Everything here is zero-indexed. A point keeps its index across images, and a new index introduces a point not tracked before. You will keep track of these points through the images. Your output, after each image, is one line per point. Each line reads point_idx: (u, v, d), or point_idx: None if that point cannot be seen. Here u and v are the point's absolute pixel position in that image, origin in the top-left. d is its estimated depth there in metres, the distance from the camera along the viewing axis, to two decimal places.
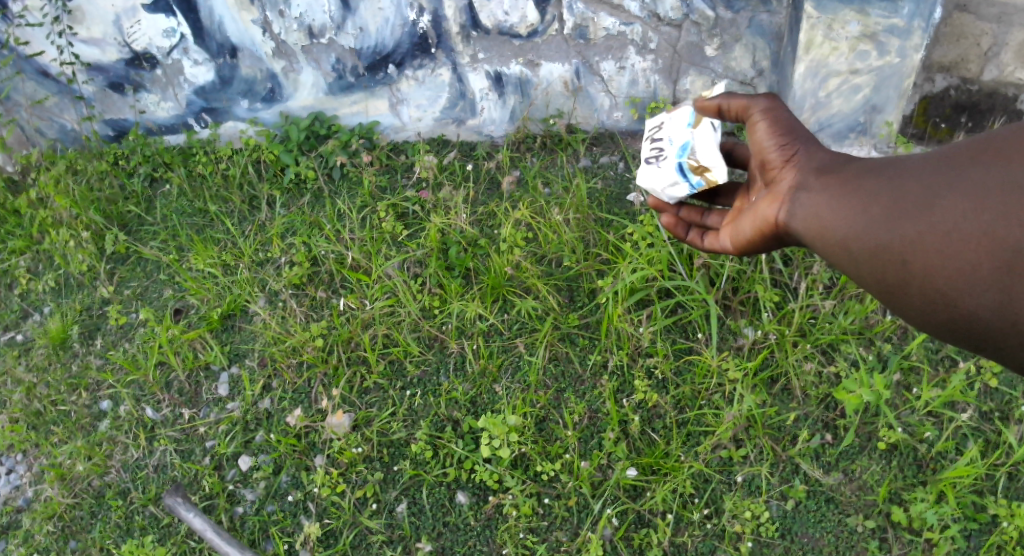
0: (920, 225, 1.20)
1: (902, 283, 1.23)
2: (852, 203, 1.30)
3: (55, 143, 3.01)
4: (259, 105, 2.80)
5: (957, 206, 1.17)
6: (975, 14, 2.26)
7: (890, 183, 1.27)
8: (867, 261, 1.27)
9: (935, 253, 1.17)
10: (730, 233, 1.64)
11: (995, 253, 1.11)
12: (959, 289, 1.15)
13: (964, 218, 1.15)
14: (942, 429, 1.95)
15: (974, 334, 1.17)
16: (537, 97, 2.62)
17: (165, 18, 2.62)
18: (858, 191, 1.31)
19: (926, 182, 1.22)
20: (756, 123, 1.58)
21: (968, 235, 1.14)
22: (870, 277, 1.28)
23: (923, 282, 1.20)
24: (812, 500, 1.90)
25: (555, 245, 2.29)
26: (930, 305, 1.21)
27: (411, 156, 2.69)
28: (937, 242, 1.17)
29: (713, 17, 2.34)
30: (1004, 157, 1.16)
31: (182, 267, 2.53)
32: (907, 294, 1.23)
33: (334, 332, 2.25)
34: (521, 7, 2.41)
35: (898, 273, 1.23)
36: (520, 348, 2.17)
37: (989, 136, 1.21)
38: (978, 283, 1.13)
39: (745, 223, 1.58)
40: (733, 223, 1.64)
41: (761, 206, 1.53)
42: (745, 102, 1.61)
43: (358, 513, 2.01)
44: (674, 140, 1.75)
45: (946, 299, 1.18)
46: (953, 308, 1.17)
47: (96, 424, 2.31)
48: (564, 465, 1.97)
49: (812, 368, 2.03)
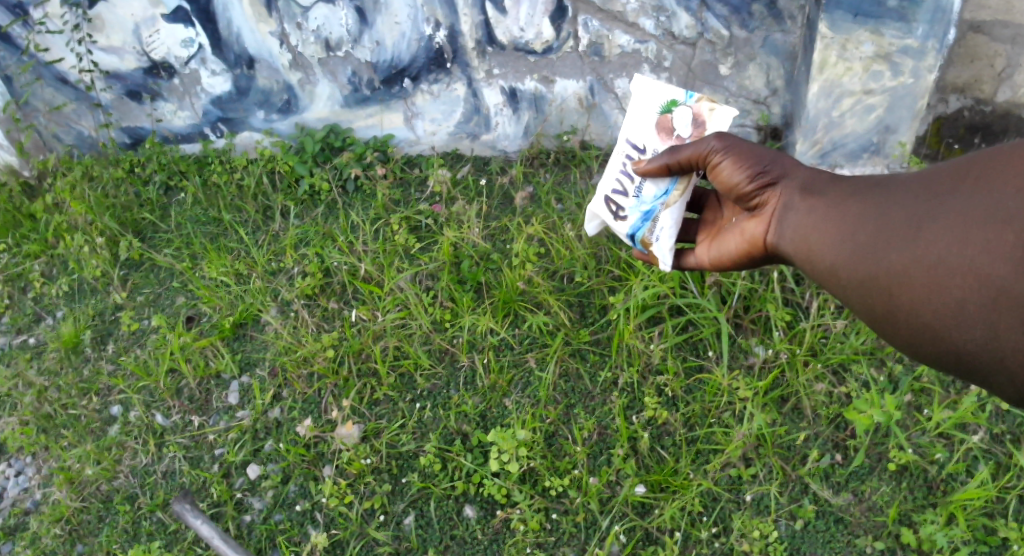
0: (904, 255, 1.09)
1: (890, 315, 1.13)
2: (836, 228, 1.24)
3: (71, 149, 3.03)
4: (275, 117, 2.83)
5: (940, 234, 1.04)
6: (989, 35, 2.29)
7: (878, 206, 1.17)
8: (856, 289, 1.18)
9: (917, 286, 1.06)
10: (714, 250, 1.66)
11: (979, 287, 0.97)
12: (945, 325, 1.02)
13: (947, 250, 1.02)
14: (952, 451, 1.94)
15: (967, 372, 1.04)
16: (551, 113, 2.63)
17: (183, 28, 2.66)
18: (844, 215, 1.24)
19: (912, 209, 1.10)
20: (718, 164, 1.53)
21: (949, 267, 1.01)
22: (860, 305, 1.19)
23: (910, 315, 1.08)
24: (822, 520, 1.89)
25: (568, 260, 2.30)
26: (920, 339, 1.09)
27: (426, 169, 2.70)
28: (920, 275, 1.05)
29: (727, 36, 2.35)
30: (988, 181, 1.02)
31: (196, 274, 2.55)
32: (897, 326, 1.12)
33: (345, 343, 2.26)
34: (537, 23, 2.45)
35: (884, 303, 1.13)
36: (531, 363, 2.18)
37: (984, 155, 1.06)
38: (963, 320, 1.00)
39: (732, 241, 1.58)
40: (715, 240, 1.67)
41: (747, 225, 1.52)
42: (697, 147, 1.57)
43: (366, 524, 2.01)
44: (644, 199, 1.73)
45: (933, 335, 1.06)
46: (940, 344, 1.05)
47: (107, 429, 2.32)
48: (573, 481, 1.97)
49: (823, 388, 2.03)
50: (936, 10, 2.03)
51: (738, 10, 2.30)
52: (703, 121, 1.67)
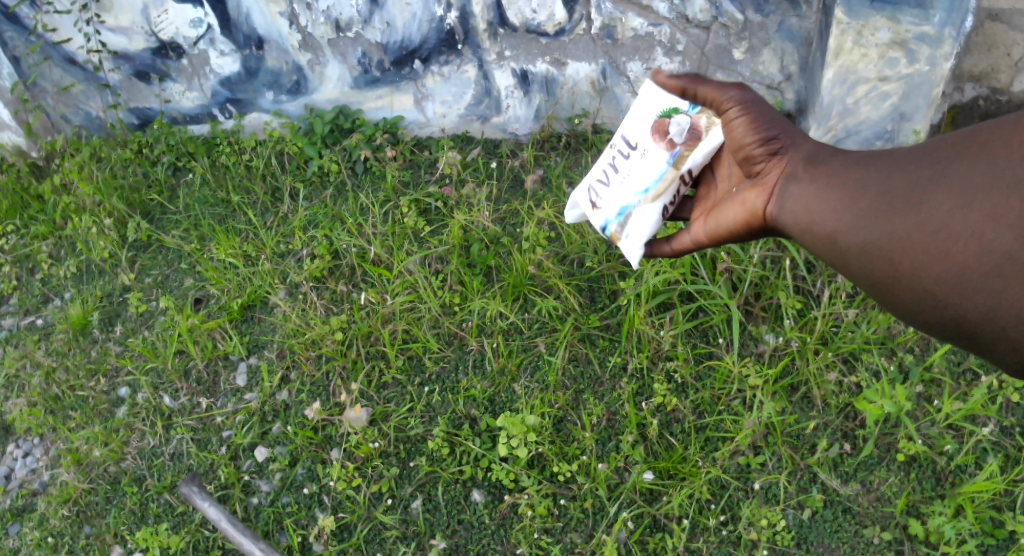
0: (908, 221, 1.05)
1: (891, 281, 1.09)
2: (839, 195, 1.18)
3: (80, 130, 3.03)
4: (284, 98, 2.81)
5: (945, 202, 1.01)
6: (1009, 25, 2.24)
7: (879, 173, 1.13)
8: (856, 257, 1.14)
9: (920, 254, 1.04)
10: (708, 223, 1.52)
11: (984, 256, 0.96)
12: (948, 291, 1.01)
13: (951, 216, 1.00)
14: (962, 443, 1.92)
15: (967, 340, 1.02)
16: (563, 96, 2.61)
17: (192, 8, 2.64)
18: (845, 182, 1.19)
19: (914, 174, 1.07)
20: (731, 116, 1.44)
21: (955, 233, 0.99)
22: (860, 272, 1.15)
23: (912, 281, 1.06)
24: (829, 509, 1.88)
25: (578, 245, 2.28)
26: (920, 306, 1.07)
27: (435, 152, 2.69)
28: (924, 240, 1.03)
29: (742, 20, 2.32)
30: (994, 148, 0.99)
31: (204, 256, 2.54)
32: (897, 293, 1.09)
33: (354, 326, 2.25)
34: (549, 5, 2.41)
35: (886, 270, 1.09)
36: (541, 347, 2.17)
37: (988, 121, 1.04)
38: (965, 287, 0.98)
39: (727, 212, 1.46)
40: (711, 214, 1.52)
41: (745, 195, 1.41)
42: (715, 91, 1.48)
43: (373, 507, 2.01)
44: (625, 193, 1.67)
45: (934, 301, 1.03)
46: (942, 311, 1.03)
47: (114, 411, 2.32)
48: (581, 467, 1.97)
49: (834, 378, 2.01)
50: None
51: None
52: (700, 134, 1.60)
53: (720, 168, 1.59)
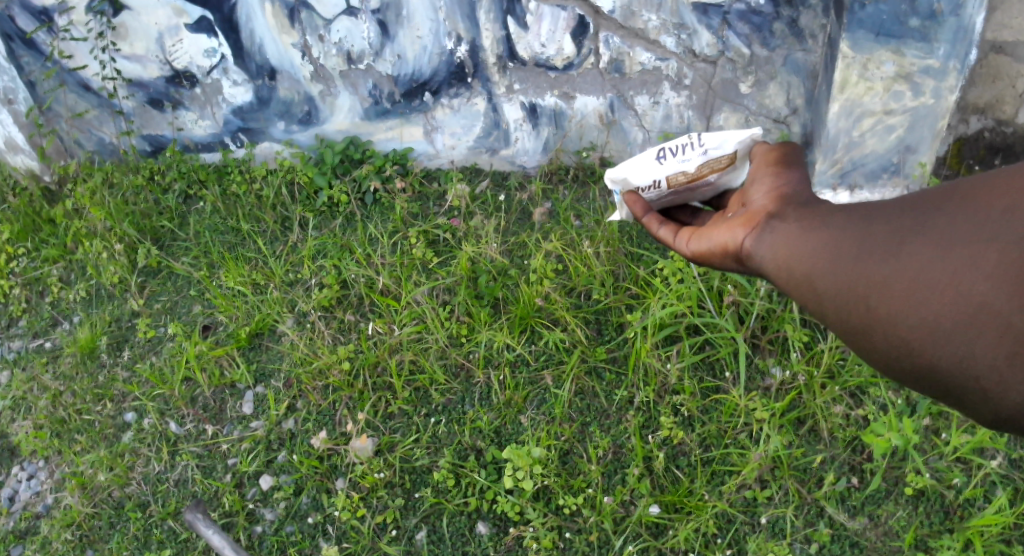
0: (885, 268, 1.02)
1: (865, 328, 1.04)
2: (822, 236, 1.14)
3: (92, 155, 3.07)
4: (295, 128, 2.85)
5: (923, 252, 0.98)
6: (1013, 56, 2.24)
7: (859, 219, 1.10)
8: (830, 301, 1.09)
9: (896, 304, 0.99)
10: (694, 240, 1.47)
11: (959, 306, 0.92)
12: (922, 342, 0.96)
13: (929, 265, 0.97)
14: (971, 476, 1.91)
15: (941, 391, 0.98)
16: (571, 129, 2.64)
17: (207, 38, 2.68)
18: (829, 224, 1.15)
19: (893, 223, 1.05)
20: (770, 152, 1.46)
21: (932, 279, 0.96)
22: (834, 317, 1.10)
23: (886, 330, 1.01)
24: (837, 544, 1.86)
25: (586, 277, 2.29)
26: (894, 356, 1.01)
27: (444, 184, 2.72)
28: (901, 286, 0.99)
29: (748, 54, 2.34)
30: (980, 198, 0.98)
31: (214, 283, 2.56)
32: (872, 341, 1.04)
33: (361, 356, 2.26)
34: (558, 39, 2.45)
35: (860, 318, 1.05)
36: (547, 380, 2.17)
37: (970, 177, 1.03)
38: (941, 336, 0.94)
39: (712, 233, 1.41)
40: (696, 233, 1.47)
41: (732, 221, 1.36)
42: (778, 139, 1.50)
43: (377, 538, 2.00)
44: None
45: (907, 351, 0.99)
46: (915, 361, 0.98)
47: (120, 436, 2.33)
48: (586, 500, 1.96)
49: (840, 411, 2.00)
50: (959, 30, 2.02)
51: (760, 28, 2.29)
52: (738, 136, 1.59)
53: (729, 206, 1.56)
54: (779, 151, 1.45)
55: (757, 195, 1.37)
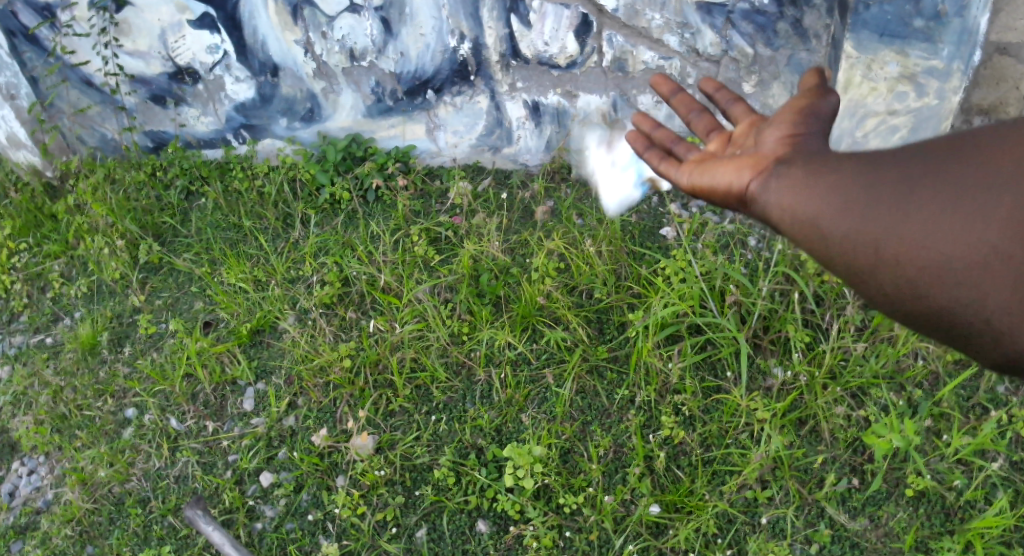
0: (897, 213, 1.18)
1: (871, 270, 1.20)
2: (829, 182, 1.25)
3: (94, 151, 3.06)
4: (297, 124, 2.86)
5: (935, 202, 1.17)
6: (1016, 58, 2.23)
7: (867, 167, 1.25)
8: (835, 243, 1.23)
9: (908, 246, 1.16)
10: (697, 174, 1.54)
11: (973, 251, 1.12)
12: (933, 283, 1.14)
13: (943, 214, 1.15)
14: (971, 478, 1.91)
15: (944, 329, 1.17)
16: (574, 128, 2.64)
17: (209, 34, 2.68)
18: (837, 171, 1.26)
19: (903, 172, 1.21)
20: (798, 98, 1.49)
21: (944, 227, 1.15)
22: (838, 258, 1.23)
23: (896, 272, 1.17)
24: (837, 545, 1.86)
25: (588, 276, 2.28)
26: (900, 297, 1.18)
27: (446, 182, 2.72)
28: (915, 232, 1.16)
29: (752, 54, 2.34)
30: (980, 156, 1.19)
31: (215, 280, 2.56)
32: (878, 281, 1.20)
33: (362, 354, 2.26)
34: (561, 37, 2.44)
35: (869, 259, 1.19)
36: (549, 379, 2.17)
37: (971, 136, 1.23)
38: (952, 279, 1.13)
39: (716, 170, 1.48)
40: (701, 167, 1.54)
41: (738, 162, 1.44)
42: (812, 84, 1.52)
43: (377, 536, 2.00)
44: None
45: (916, 293, 1.16)
46: (923, 303, 1.16)
47: (121, 432, 2.33)
48: (586, 499, 1.96)
49: (842, 412, 2.00)
50: (962, 32, 2.02)
51: (764, 28, 2.28)
52: None
53: (735, 139, 1.65)
54: (807, 98, 1.48)
55: (769, 138, 1.44)
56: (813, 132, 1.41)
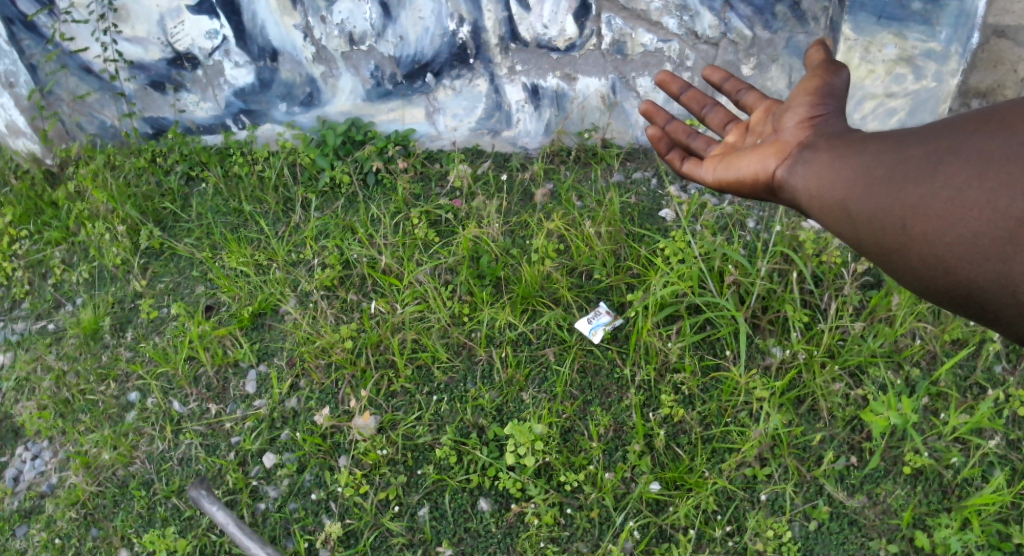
0: (921, 190, 1.21)
1: (900, 248, 1.24)
2: (854, 165, 1.33)
3: (94, 138, 3.06)
4: (297, 109, 2.86)
5: (959, 174, 1.17)
6: (1014, 40, 2.23)
7: (893, 147, 1.30)
8: (864, 223, 1.29)
9: (934, 220, 1.18)
10: (721, 167, 1.63)
11: (998, 222, 1.10)
12: (958, 256, 1.14)
13: (966, 185, 1.15)
14: (969, 456, 1.92)
15: (975, 305, 1.15)
16: (572, 111, 2.65)
17: (208, 19, 2.68)
18: (861, 154, 1.34)
19: (928, 149, 1.24)
20: (810, 76, 1.56)
21: (969, 201, 1.14)
22: (866, 238, 1.30)
23: (923, 251, 1.19)
24: (836, 522, 1.88)
25: (587, 257, 2.30)
26: (931, 274, 1.20)
27: (445, 165, 2.73)
28: (938, 207, 1.17)
29: (750, 36, 2.34)
30: (1010, 125, 1.17)
31: (216, 264, 2.57)
32: (907, 259, 1.23)
33: (364, 335, 2.28)
34: (560, 20, 2.45)
35: (896, 238, 1.24)
36: (549, 358, 2.19)
37: (1004, 105, 1.21)
38: (977, 253, 1.12)
39: (741, 162, 1.58)
40: (723, 161, 1.63)
41: (762, 153, 1.54)
42: (818, 61, 1.59)
43: (380, 514, 2.02)
44: None
45: (945, 268, 1.17)
46: (952, 279, 1.16)
47: (124, 415, 2.34)
48: (587, 476, 1.98)
49: (840, 389, 2.01)
50: (961, 14, 2.02)
51: (762, 11, 2.29)
52: None
53: (752, 128, 1.70)
54: (819, 76, 1.54)
55: (789, 124, 1.53)
56: (831, 112, 1.50)
